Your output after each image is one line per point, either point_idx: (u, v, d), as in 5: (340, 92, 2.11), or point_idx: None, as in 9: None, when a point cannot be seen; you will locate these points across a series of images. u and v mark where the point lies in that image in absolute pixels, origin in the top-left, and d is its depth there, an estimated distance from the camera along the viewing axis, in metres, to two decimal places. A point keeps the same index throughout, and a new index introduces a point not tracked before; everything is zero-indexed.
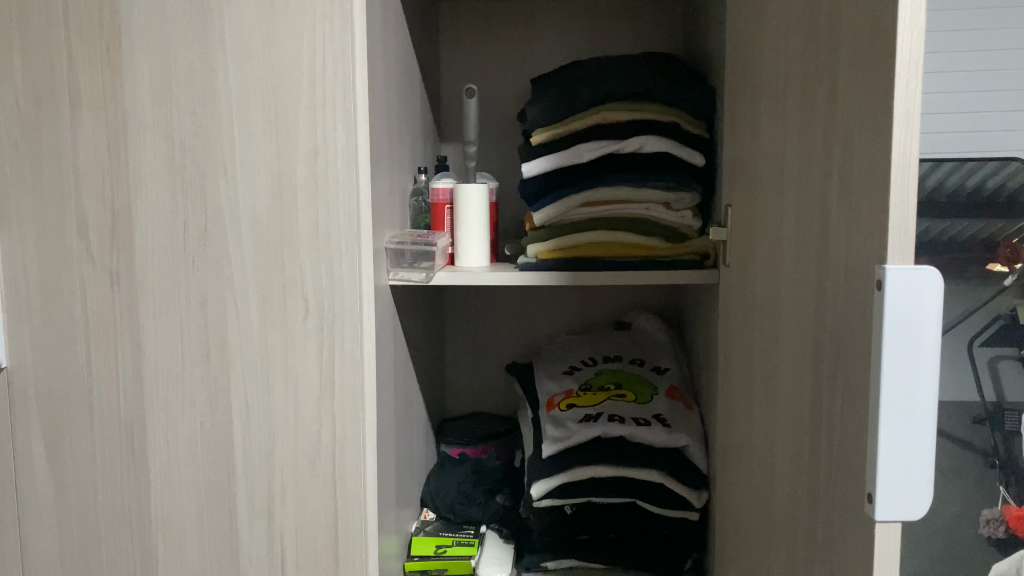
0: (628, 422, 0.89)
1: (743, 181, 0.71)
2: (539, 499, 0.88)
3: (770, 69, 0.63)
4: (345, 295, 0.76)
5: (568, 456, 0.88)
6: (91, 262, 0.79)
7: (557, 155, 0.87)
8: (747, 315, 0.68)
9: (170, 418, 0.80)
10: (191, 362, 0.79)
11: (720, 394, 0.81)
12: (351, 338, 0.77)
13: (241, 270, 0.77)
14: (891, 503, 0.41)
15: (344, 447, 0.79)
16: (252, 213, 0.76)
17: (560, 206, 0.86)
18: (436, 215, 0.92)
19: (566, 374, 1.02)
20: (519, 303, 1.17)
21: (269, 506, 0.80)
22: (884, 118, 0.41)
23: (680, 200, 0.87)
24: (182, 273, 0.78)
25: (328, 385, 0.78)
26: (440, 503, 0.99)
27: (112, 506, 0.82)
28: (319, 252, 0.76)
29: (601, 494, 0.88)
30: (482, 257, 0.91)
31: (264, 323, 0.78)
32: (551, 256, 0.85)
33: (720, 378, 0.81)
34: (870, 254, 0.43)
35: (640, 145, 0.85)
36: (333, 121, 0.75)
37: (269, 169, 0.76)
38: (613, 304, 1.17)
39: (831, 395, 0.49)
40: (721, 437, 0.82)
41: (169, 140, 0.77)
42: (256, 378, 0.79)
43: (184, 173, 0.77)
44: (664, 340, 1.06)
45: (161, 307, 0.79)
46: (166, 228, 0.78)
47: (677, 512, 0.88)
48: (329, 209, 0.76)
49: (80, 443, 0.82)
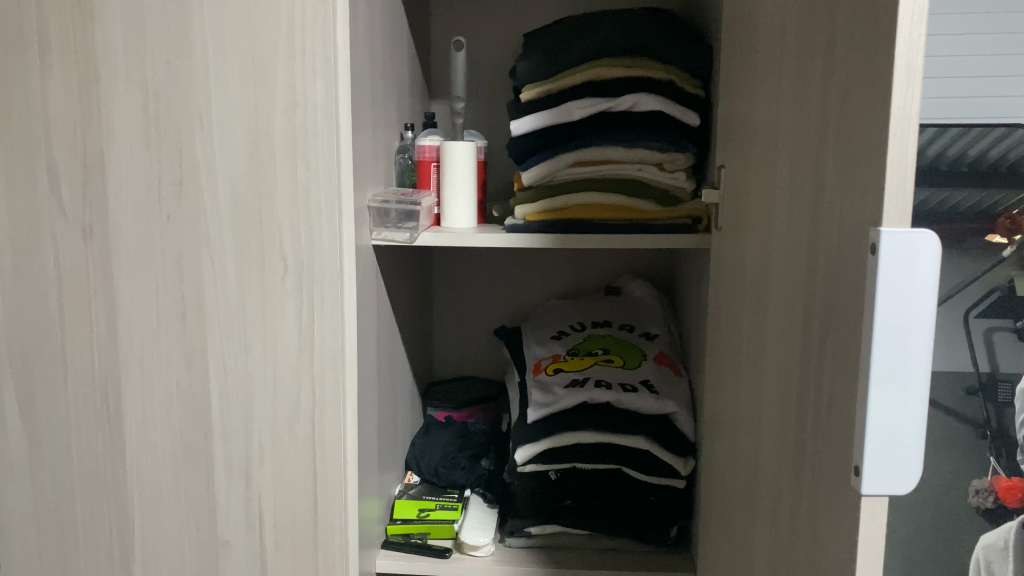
0: (615, 388, 0.87)
1: (735, 142, 0.68)
2: (524, 464, 0.86)
3: (765, 24, 0.60)
4: (324, 253, 0.74)
5: (553, 421, 0.86)
6: (63, 216, 0.77)
7: (546, 113, 0.82)
8: (737, 283, 0.66)
9: (146, 377, 0.78)
10: (167, 320, 0.77)
11: (710, 362, 0.78)
12: (330, 298, 0.75)
13: (218, 227, 0.75)
14: (877, 476, 0.40)
15: (324, 409, 0.77)
16: (229, 167, 0.74)
17: (548, 166, 0.83)
18: (422, 173, 0.89)
19: (554, 339, 1.00)
20: (508, 266, 1.15)
21: (247, 468, 0.78)
22: (884, 72, 0.39)
23: (673, 160, 0.83)
24: (157, 228, 0.75)
25: (308, 346, 0.76)
26: (423, 467, 0.98)
27: (87, 465, 0.81)
28: (297, 209, 0.74)
29: (587, 461, 0.86)
30: (469, 219, 0.88)
31: (241, 281, 0.75)
32: (538, 218, 0.83)
33: (710, 344, 0.78)
34: (865, 219, 0.41)
35: (633, 103, 0.81)
36: (312, 71, 0.72)
37: (246, 121, 0.73)
38: (604, 270, 1.14)
39: (819, 364, 0.47)
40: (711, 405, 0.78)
41: (142, 91, 0.74)
42: (233, 337, 0.76)
43: (158, 124, 0.74)
44: (655, 306, 1.04)
45: (135, 263, 0.76)
46: (140, 182, 0.75)
47: (663, 479, 0.86)
48: (308, 164, 0.73)
49: (55, 401, 0.80)
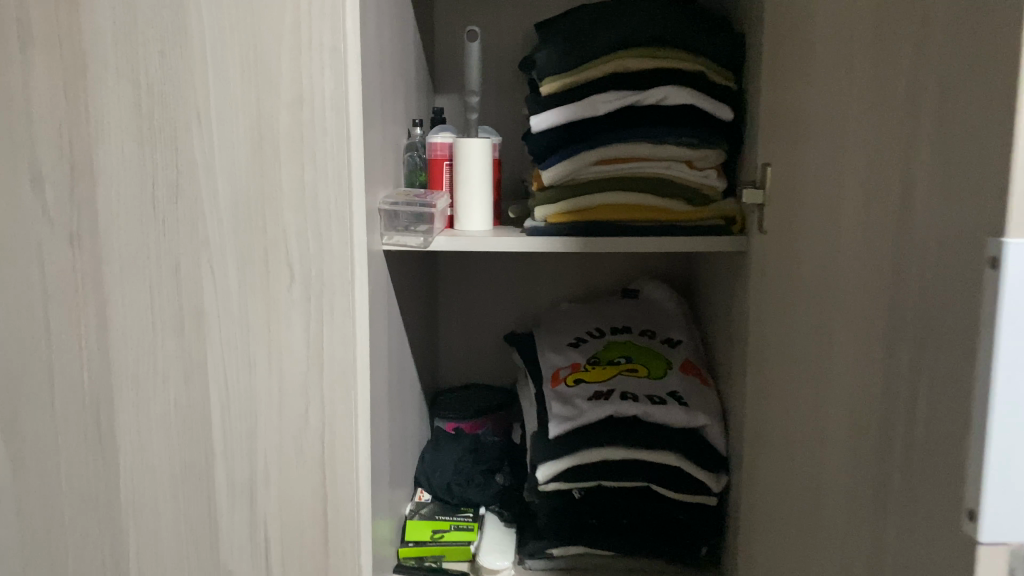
0: (642, 400, 0.82)
1: (782, 136, 0.63)
2: (545, 483, 0.81)
3: (822, 9, 0.55)
4: (334, 260, 0.68)
5: (576, 436, 0.81)
6: (48, 221, 0.70)
7: (570, 107, 0.76)
8: (788, 291, 0.61)
9: (141, 394, 0.72)
10: (163, 333, 0.71)
11: (756, 376, 0.72)
12: (341, 308, 0.69)
13: (218, 232, 0.69)
14: (995, 522, 0.34)
15: (334, 428, 0.71)
16: (230, 167, 0.68)
17: (570, 164, 0.77)
18: (434, 172, 0.84)
19: (572, 346, 0.94)
20: (517, 268, 1.09)
21: (251, 492, 0.73)
22: (1005, 58, 0.34)
23: (703, 158, 0.78)
24: (153, 234, 0.69)
25: (316, 360, 0.70)
26: (435, 484, 0.92)
27: (78, 490, 0.75)
28: (305, 213, 0.68)
29: (613, 478, 0.81)
30: (484, 220, 0.82)
31: (244, 291, 0.69)
32: (561, 220, 0.77)
33: (754, 357, 0.73)
34: (979, 227, 0.35)
35: (662, 96, 0.75)
36: (320, 64, 0.66)
37: (248, 117, 0.67)
38: (618, 271, 1.09)
39: (912, 388, 0.41)
40: (756, 421, 0.73)
41: (134, 84, 0.67)
42: (235, 351, 0.70)
43: (152, 121, 0.68)
44: (675, 310, 0.99)
45: (128, 272, 0.70)
46: (133, 184, 0.69)
47: (693, 497, 0.81)
48: (316, 164, 0.67)
49: (42, 422, 0.74)
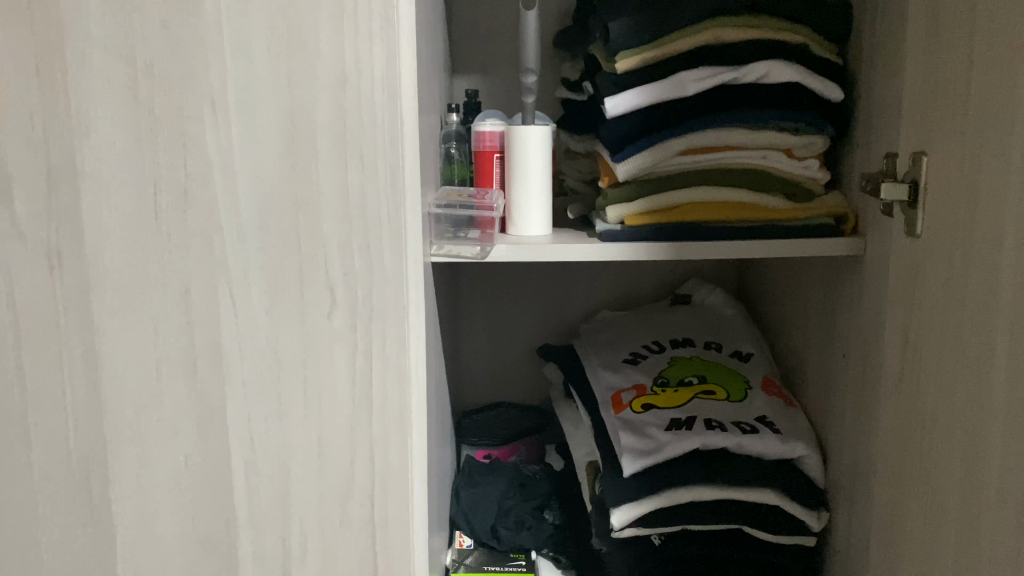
0: (730, 429, 0.71)
1: (945, 121, 0.51)
2: (621, 529, 0.69)
3: None
4: (386, 280, 0.55)
5: (656, 475, 0.69)
6: (19, 238, 0.56)
7: (653, 87, 0.64)
8: (963, 311, 0.49)
9: (143, 450, 0.58)
10: (172, 375, 0.57)
11: (886, 412, 0.60)
12: (394, 340, 0.56)
13: (239, 249, 0.55)
14: None
15: (387, 486, 0.58)
16: (255, 168, 0.54)
17: (652, 155, 0.65)
18: (482, 166, 0.71)
19: (629, 363, 0.83)
20: (550, 273, 0.97)
21: (284, 564, 0.59)
22: None
23: (807, 145, 0.67)
24: (155, 253, 0.55)
25: (363, 404, 0.57)
26: (477, 527, 0.79)
27: (65, 569, 0.60)
28: (351, 225, 0.55)
29: (699, 520, 0.70)
30: (544, 225, 0.69)
31: (273, 321, 0.56)
32: (640, 222, 0.65)
33: (881, 386, 0.61)
34: None
35: (763, 73, 0.64)
36: (368, 36, 0.52)
37: (277, 103, 0.53)
38: (662, 275, 0.98)
39: None
40: (885, 466, 0.60)
41: (130, 65, 0.53)
42: (262, 395, 0.57)
43: (153, 109, 0.54)
44: (736, 317, 0.88)
45: (126, 300, 0.56)
46: (130, 191, 0.55)
47: (790, 538, 0.71)
48: (364, 162, 0.54)
49: (15, 488, 0.59)
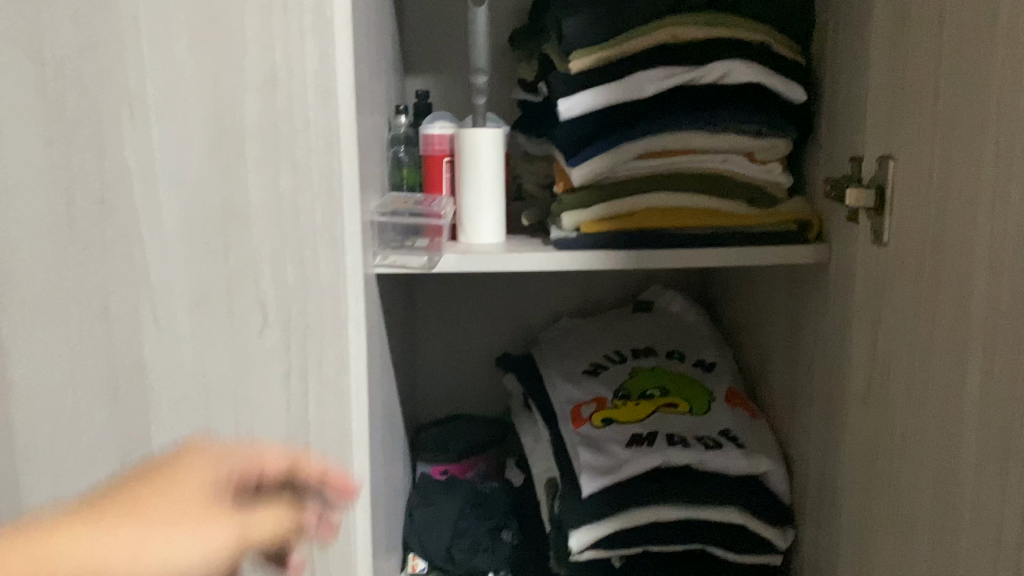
0: (692, 445, 0.68)
1: (912, 122, 0.48)
2: (581, 553, 0.66)
3: None
4: (323, 294, 0.51)
5: (615, 494, 0.66)
6: None
7: (609, 88, 0.61)
8: (933, 323, 0.47)
9: (61, 480, 0.54)
10: (91, 399, 0.53)
11: (854, 428, 0.57)
12: (332, 358, 0.52)
13: (162, 261, 0.51)
14: None
15: None
16: (179, 174, 0.50)
17: (608, 159, 0.62)
18: (431, 172, 0.68)
19: (588, 374, 0.79)
20: (508, 280, 0.94)
21: None
22: None
23: (768, 149, 0.64)
24: (70, 267, 0.51)
25: (300, 427, 0.53)
26: (431, 550, 0.76)
27: None
28: (284, 234, 0.51)
29: (662, 541, 0.67)
30: (497, 234, 0.65)
31: (201, 339, 0.52)
32: (597, 229, 0.62)
33: (849, 399, 0.58)
34: None
35: (722, 74, 0.61)
36: (299, 31, 0.48)
37: (201, 104, 0.49)
38: (624, 281, 0.95)
39: None
40: (853, 483, 0.57)
41: (38, 62, 0.49)
42: (191, 419, 0.53)
43: (65, 111, 0.49)
44: (699, 325, 0.86)
45: (39, 318, 0.52)
46: (41, 200, 0.50)
47: (755, 556, 0.68)
48: (296, 167, 0.50)
49: None
